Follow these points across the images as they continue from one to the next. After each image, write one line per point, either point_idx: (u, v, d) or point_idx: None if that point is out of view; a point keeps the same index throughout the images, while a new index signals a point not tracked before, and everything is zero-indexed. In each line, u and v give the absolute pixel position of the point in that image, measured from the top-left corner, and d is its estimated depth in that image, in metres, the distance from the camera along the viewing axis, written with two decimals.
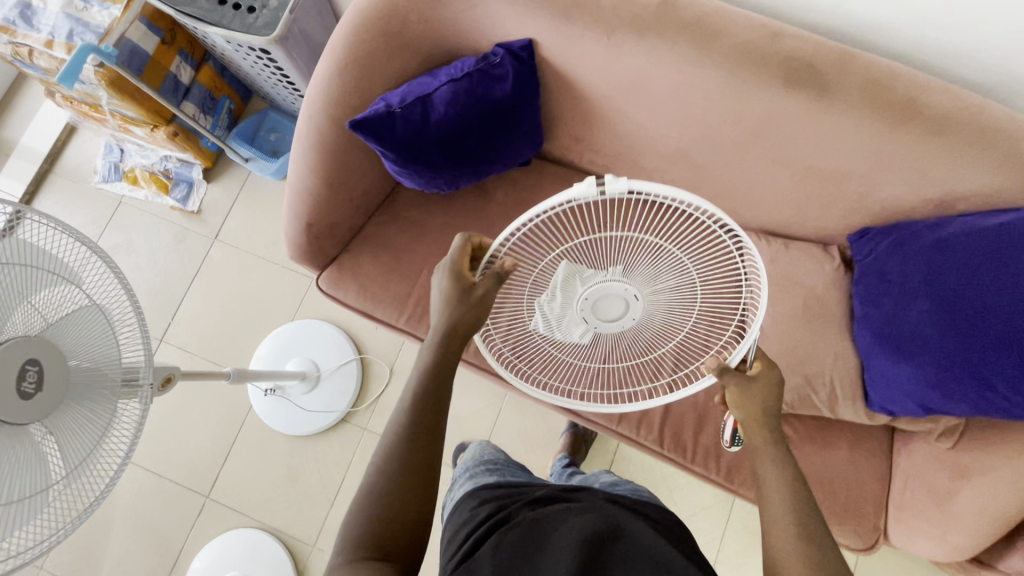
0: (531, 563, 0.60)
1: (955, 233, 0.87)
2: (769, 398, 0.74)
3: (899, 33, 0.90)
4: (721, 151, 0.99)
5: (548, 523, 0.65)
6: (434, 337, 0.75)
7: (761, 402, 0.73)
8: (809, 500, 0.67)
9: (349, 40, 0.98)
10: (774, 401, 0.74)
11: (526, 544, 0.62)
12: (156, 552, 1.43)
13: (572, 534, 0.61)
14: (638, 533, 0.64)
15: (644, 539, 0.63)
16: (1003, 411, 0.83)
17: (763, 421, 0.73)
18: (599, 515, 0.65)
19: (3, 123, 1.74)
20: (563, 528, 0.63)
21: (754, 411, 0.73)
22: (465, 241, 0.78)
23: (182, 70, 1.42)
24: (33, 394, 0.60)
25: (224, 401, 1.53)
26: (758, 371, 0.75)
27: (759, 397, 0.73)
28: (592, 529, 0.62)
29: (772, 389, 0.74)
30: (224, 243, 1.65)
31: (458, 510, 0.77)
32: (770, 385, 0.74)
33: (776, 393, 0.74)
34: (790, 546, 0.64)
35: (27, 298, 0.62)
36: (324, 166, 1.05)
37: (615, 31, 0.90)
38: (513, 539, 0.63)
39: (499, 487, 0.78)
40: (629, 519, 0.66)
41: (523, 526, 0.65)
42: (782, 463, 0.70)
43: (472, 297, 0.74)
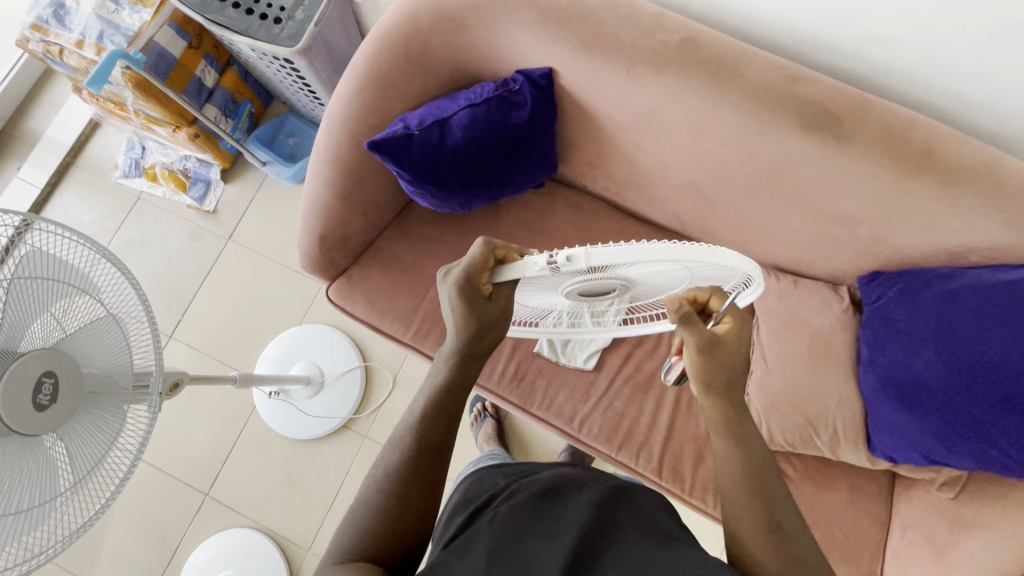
0: (534, 526, 0.60)
1: (966, 285, 0.87)
2: (736, 362, 0.67)
3: (919, 81, 0.90)
4: (735, 187, 1.00)
5: (549, 492, 0.65)
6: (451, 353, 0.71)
7: (727, 362, 0.66)
8: (773, 478, 0.62)
9: (371, 60, 0.99)
10: (738, 368, 0.67)
11: (526, 509, 0.62)
12: (153, 546, 1.45)
13: (577, 503, 0.62)
14: (642, 504, 0.64)
15: (647, 507, 0.63)
16: (1006, 468, 0.82)
17: (725, 390, 0.66)
18: (604, 488, 0.65)
19: (30, 114, 1.77)
20: (566, 497, 0.64)
21: (717, 373, 0.66)
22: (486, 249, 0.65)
23: (207, 74, 1.44)
24: (46, 405, 0.62)
25: (229, 400, 1.55)
26: (727, 329, 0.67)
27: (726, 358, 0.66)
28: (595, 496, 0.63)
29: (739, 353, 0.67)
30: (237, 243, 1.67)
31: (467, 487, 0.79)
32: (737, 343, 0.67)
33: (739, 360, 0.68)
34: (753, 530, 0.59)
35: (44, 308, 0.64)
36: (340, 180, 1.07)
37: (634, 65, 0.91)
38: (513, 505, 0.63)
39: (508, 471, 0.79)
40: (632, 490, 0.66)
41: (525, 495, 0.65)
42: (749, 448, 0.64)
43: (492, 309, 0.68)
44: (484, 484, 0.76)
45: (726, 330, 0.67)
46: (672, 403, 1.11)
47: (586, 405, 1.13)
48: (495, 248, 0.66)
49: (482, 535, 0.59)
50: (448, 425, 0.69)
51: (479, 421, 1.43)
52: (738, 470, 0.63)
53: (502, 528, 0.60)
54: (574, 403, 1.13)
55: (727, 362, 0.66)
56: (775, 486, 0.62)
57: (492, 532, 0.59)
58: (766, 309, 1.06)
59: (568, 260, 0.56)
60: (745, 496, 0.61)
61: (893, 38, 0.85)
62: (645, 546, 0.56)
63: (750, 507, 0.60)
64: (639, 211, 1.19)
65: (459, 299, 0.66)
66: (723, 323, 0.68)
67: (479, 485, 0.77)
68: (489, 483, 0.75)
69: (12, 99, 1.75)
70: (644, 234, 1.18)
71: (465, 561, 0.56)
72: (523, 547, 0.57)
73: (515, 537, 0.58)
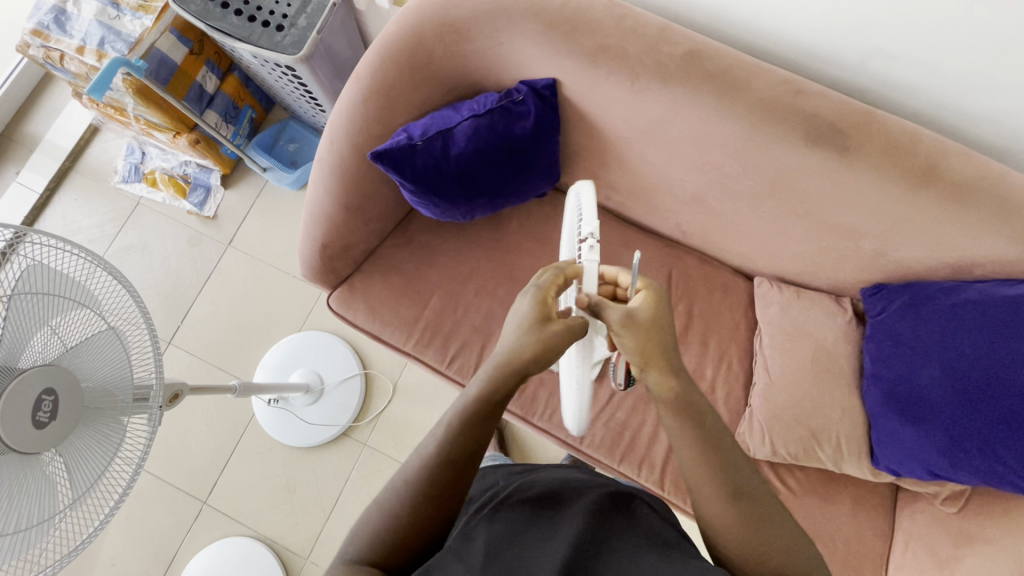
0: (532, 530, 0.59)
1: (971, 299, 0.86)
2: (663, 332, 0.66)
3: (924, 95, 0.90)
4: (739, 198, 1.00)
5: (546, 501, 0.64)
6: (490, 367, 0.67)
7: (652, 333, 0.65)
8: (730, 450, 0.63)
9: (375, 70, 0.99)
10: (668, 339, 0.66)
11: (521, 518, 0.61)
12: (149, 555, 1.44)
13: (577, 510, 0.61)
14: (641, 513, 0.63)
15: (647, 518, 0.62)
16: (1010, 483, 0.82)
17: (662, 366, 0.65)
18: (604, 495, 0.64)
19: (29, 119, 1.76)
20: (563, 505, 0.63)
21: (645, 345, 0.65)
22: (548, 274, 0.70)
23: (208, 80, 1.44)
24: (47, 423, 0.61)
25: (228, 408, 1.55)
26: (642, 303, 0.67)
27: (650, 330, 0.65)
28: (594, 506, 0.62)
29: (664, 322, 0.67)
30: (237, 249, 1.67)
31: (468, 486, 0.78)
32: (656, 310, 0.67)
33: (666, 330, 0.66)
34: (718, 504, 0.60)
35: (45, 323, 0.63)
36: (343, 189, 1.06)
37: (639, 77, 0.91)
38: (510, 514, 0.62)
39: (507, 472, 0.78)
40: (631, 500, 0.66)
41: (522, 503, 0.64)
42: (717, 441, 0.63)
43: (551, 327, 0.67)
44: (485, 484, 0.75)
45: (642, 303, 0.67)
46: None
47: (588, 416, 1.12)
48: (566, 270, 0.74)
49: (479, 537, 0.59)
50: None
51: None
52: (700, 461, 0.62)
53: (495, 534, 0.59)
54: None
55: (654, 332, 0.65)
56: (747, 476, 0.62)
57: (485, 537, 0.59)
58: (769, 320, 1.06)
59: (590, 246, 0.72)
60: (711, 488, 0.61)
61: (897, 52, 0.85)
62: (644, 555, 0.55)
63: (720, 501, 0.60)
64: (642, 221, 1.19)
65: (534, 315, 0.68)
66: (638, 298, 0.68)
67: (478, 483, 0.77)
68: (491, 483, 0.75)
69: (10, 103, 1.74)
70: (646, 244, 1.18)
71: (461, 559, 0.56)
72: (518, 547, 0.56)
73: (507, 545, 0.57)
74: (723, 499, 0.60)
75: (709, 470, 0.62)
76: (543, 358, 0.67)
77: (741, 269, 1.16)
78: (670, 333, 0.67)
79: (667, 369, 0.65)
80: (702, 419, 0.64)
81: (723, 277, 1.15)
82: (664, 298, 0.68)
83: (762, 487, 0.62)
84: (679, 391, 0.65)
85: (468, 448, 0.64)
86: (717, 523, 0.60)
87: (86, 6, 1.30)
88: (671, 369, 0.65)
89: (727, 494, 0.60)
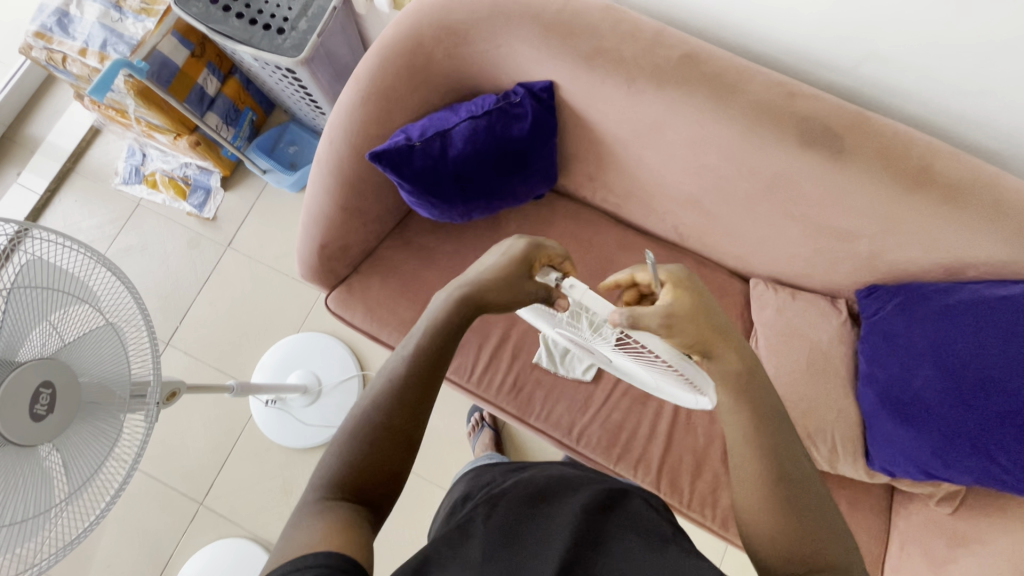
0: (533, 526, 0.59)
1: (964, 300, 0.87)
2: (708, 316, 0.65)
3: (917, 98, 0.91)
4: (734, 200, 1.01)
5: (542, 500, 0.64)
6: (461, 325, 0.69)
7: (698, 321, 0.64)
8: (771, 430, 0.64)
9: (374, 72, 1.00)
10: (721, 320, 0.66)
11: (517, 517, 0.61)
12: (145, 556, 1.43)
13: (575, 507, 0.61)
14: (637, 508, 0.63)
15: (642, 511, 0.63)
16: (1004, 483, 0.83)
17: (722, 347, 0.66)
18: (600, 492, 0.64)
19: (30, 120, 1.78)
20: (557, 505, 0.62)
21: (695, 335, 0.64)
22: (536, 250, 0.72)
23: (209, 82, 1.45)
24: (43, 416, 0.62)
25: (225, 409, 1.55)
26: (675, 298, 0.64)
27: (695, 319, 0.64)
28: (587, 505, 0.61)
29: (708, 305, 0.65)
30: (237, 251, 1.67)
31: (464, 483, 0.78)
32: (691, 299, 0.64)
33: (715, 313, 0.66)
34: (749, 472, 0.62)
35: (43, 317, 0.64)
36: (341, 190, 1.07)
37: (635, 79, 0.92)
38: (504, 512, 0.62)
39: (505, 468, 0.78)
40: (623, 496, 0.65)
41: (517, 501, 0.64)
42: (770, 418, 0.65)
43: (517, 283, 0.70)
44: (480, 480, 0.75)
45: (673, 297, 0.64)
46: (671, 415, 1.11)
47: (584, 417, 1.13)
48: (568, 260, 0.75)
49: (479, 531, 0.59)
50: None
51: (477, 432, 1.43)
52: (748, 433, 0.63)
53: (491, 532, 0.58)
54: (572, 415, 1.13)
55: (700, 319, 0.64)
56: (796, 464, 0.62)
57: (480, 535, 0.58)
58: (765, 321, 1.07)
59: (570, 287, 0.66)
60: (754, 461, 0.62)
61: (890, 56, 0.86)
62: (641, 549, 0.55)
63: (761, 475, 0.61)
64: (639, 223, 1.19)
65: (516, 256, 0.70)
66: (667, 294, 0.64)
67: (475, 479, 0.76)
68: (486, 480, 0.74)
69: (12, 105, 1.75)
70: (643, 246, 1.19)
71: (461, 552, 0.56)
72: (519, 544, 0.56)
73: (503, 543, 0.57)
74: (767, 476, 0.61)
75: (756, 446, 0.63)
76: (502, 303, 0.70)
77: (736, 270, 1.16)
78: (724, 317, 0.67)
79: (728, 350, 0.66)
80: (758, 401, 0.65)
81: (718, 279, 1.15)
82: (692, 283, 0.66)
83: (811, 477, 0.62)
84: (740, 371, 0.66)
85: None
86: (752, 495, 0.61)
87: (89, 9, 1.32)
88: (732, 350, 0.66)
89: (771, 473, 0.61)
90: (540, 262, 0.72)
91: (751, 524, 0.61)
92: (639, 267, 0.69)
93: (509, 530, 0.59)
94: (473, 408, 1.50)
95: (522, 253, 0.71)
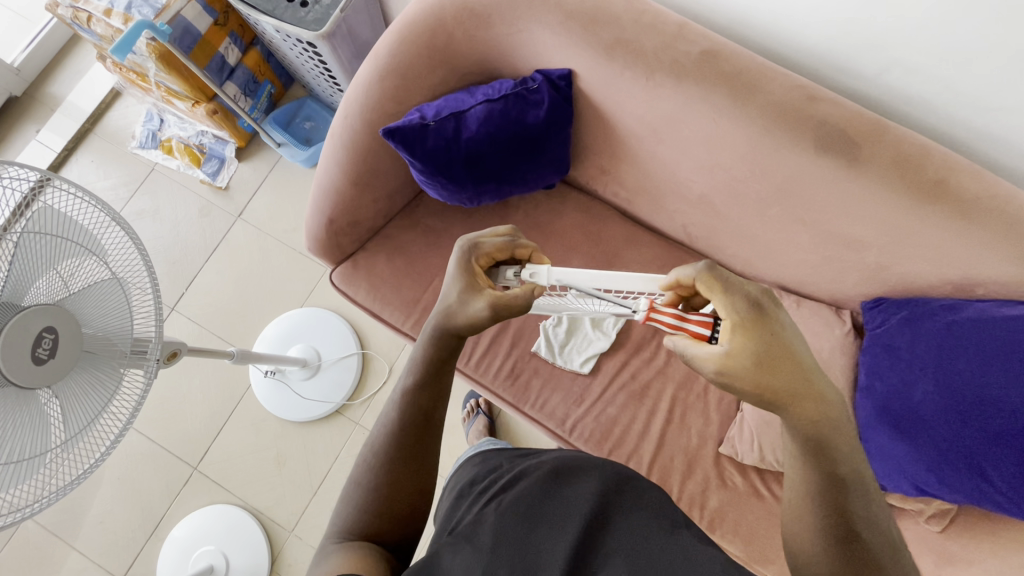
0: (543, 514, 0.57)
1: (970, 317, 0.86)
2: (779, 346, 0.57)
3: (940, 111, 0.90)
4: (745, 202, 1.00)
5: (548, 490, 0.60)
6: (444, 324, 0.69)
7: (761, 372, 0.56)
8: (820, 461, 0.57)
9: (394, 49, 1.00)
10: (801, 350, 0.59)
11: (518, 514, 0.57)
12: (138, 516, 1.46)
13: (584, 495, 0.59)
14: (646, 490, 0.62)
15: (651, 493, 0.61)
16: (995, 503, 0.81)
17: (793, 405, 0.57)
18: (608, 475, 0.62)
19: (52, 80, 1.79)
20: (564, 499, 0.59)
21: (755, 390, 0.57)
22: (474, 254, 0.69)
23: (230, 51, 1.45)
24: (45, 361, 0.63)
25: (225, 377, 1.56)
26: (735, 340, 0.57)
27: (755, 368, 0.56)
28: (593, 506, 0.57)
29: (783, 335, 0.58)
30: (247, 222, 1.68)
31: (472, 465, 0.76)
32: (767, 333, 0.57)
33: (798, 338, 0.59)
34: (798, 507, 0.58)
35: (51, 266, 0.65)
36: (353, 166, 1.08)
37: (654, 73, 0.91)
38: (507, 506, 0.58)
39: (518, 451, 0.76)
40: (632, 478, 0.63)
41: (520, 492, 0.60)
42: (824, 449, 0.57)
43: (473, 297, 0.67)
44: (488, 464, 0.72)
45: (732, 339, 0.58)
46: (666, 414, 1.11)
47: (579, 409, 1.13)
48: (518, 238, 0.72)
49: (487, 521, 0.57)
50: (427, 414, 0.68)
51: (472, 418, 1.44)
52: (802, 491, 0.58)
53: (492, 534, 0.55)
54: (567, 406, 1.14)
55: (764, 366, 0.56)
56: (857, 492, 0.57)
57: (480, 540, 0.55)
58: None
59: (532, 277, 0.70)
60: (810, 520, 0.56)
61: (915, 65, 0.85)
62: (650, 534, 0.55)
63: (826, 534, 0.55)
64: (649, 220, 1.19)
65: (461, 269, 0.68)
66: (725, 336, 0.58)
67: (484, 462, 0.74)
68: (493, 465, 0.71)
69: (36, 62, 1.77)
70: (650, 243, 1.18)
71: (471, 546, 0.55)
72: (529, 533, 0.55)
73: (504, 549, 0.54)
74: (831, 536, 0.55)
75: (813, 500, 0.57)
76: (471, 326, 0.67)
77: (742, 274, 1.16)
78: (794, 349, 0.58)
79: (801, 405, 0.57)
80: (835, 458, 0.57)
81: None
82: (768, 310, 0.59)
83: (887, 520, 0.56)
84: (820, 421, 0.57)
85: (429, 403, 0.68)
86: (811, 557, 0.56)
87: None
88: (805, 396, 0.57)
89: (837, 534, 0.55)
90: (482, 266, 0.70)
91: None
92: (703, 280, 0.60)
93: (521, 516, 0.57)
94: (469, 395, 1.51)
95: (459, 266, 0.68)
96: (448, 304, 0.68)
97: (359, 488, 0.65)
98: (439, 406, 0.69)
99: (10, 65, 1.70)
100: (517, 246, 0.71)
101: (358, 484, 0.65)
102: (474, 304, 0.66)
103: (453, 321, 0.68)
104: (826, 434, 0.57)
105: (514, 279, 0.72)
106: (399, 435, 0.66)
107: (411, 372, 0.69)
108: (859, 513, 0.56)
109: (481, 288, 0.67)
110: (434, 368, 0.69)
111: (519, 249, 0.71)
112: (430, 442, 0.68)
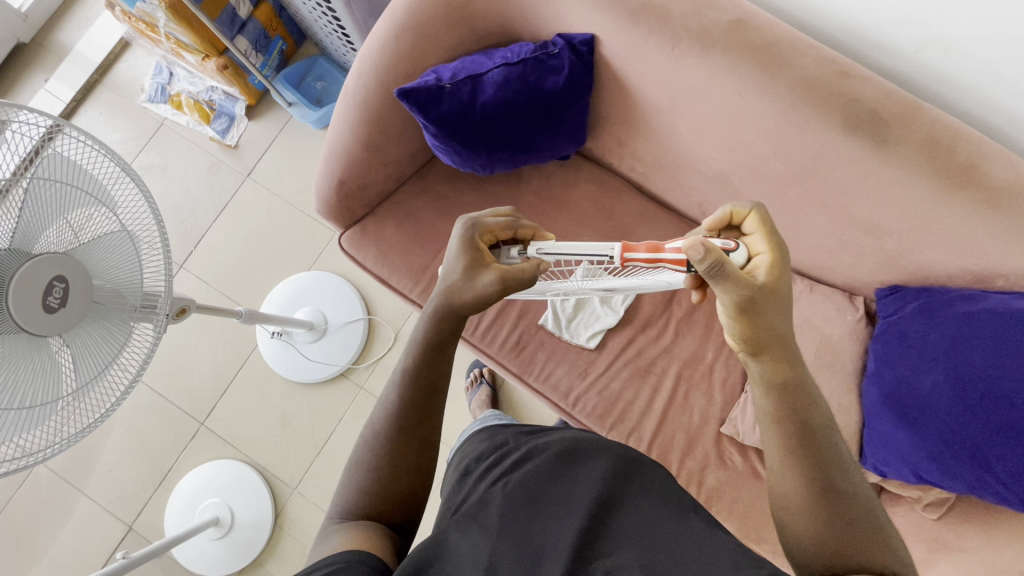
0: (551, 493, 0.58)
1: (989, 308, 0.83)
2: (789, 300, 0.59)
3: (976, 95, 0.86)
4: (765, 183, 0.97)
5: (556, 472, 0.60)
6: (448, 295, 0.68)
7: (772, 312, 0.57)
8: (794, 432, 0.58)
9: (411, 6, 0.97)
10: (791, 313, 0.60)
11: (526, 495, 0.58)
12: (147, 466, 1.49)
13: (593, 478, 0.58)
14: (653, 472, 0.61)
15: (659, 477, 0.61)
16: (997, 496, 0.79)
17: (771, 351, 0.59)
18: (617, 457, 0.62)
19: (61, 27, 1.75)
20: (573, 484, 0.58)
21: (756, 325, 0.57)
22: (475, 232, 0.67)
23: (242, 4, 1.40)
24: (56, 309, 0.63)
25: (232, 337, 1.57)
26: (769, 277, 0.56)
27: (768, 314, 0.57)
28: (600, 489, 0.57)
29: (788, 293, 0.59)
30: (256, 181, 1.67)
31: (478, 440, 0.76)
32: (782, 288, 0.57)
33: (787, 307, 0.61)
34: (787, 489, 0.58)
35: (61, 215, 0.64)
36: (365, 127, 1.06)
37: (680, 41, 0.88)
38: (515, 484, 0.59)
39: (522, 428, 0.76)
40: (641, 462, 0.63)
41: (529, 473, 0.60)
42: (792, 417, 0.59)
43: (472, 273, 0.66)
44: (494, 441, 0.73)
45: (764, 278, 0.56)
46: (669, 392, 1.11)
47: (582, 383, 1.13)
48: (520, 218, 0.70)
49: (495, 500, 0.58)
50: (431, 379, 0.68)
51: (475, 387, 1.46)
52: (782, 457, 0.58)
53: (498, 514, 0.56)
54: (571, 379, 1.14)
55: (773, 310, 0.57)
56: (837, 464, 0.57)
57: (488, 518, 0.56)
58: None
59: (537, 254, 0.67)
60: (794, 486, 0.57)
61: (955, 45, 0.81)
62: (657, 518, 0.55)
63: (817, 518, 0.55)
64: (663, 196, 1.16)
65: (463, 246, 0.67)
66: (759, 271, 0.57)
67: (489, 438, 0.74)
68: (499, 441, 0.72)
69: (44, 8, 1.72)
70: (663, 220, 1.16)
71: (478, 524, 0.55)
72: (536, 513, 0.55)
73: (511, 530, 0.54)
74: (808, 486, 0.56)
75: (797, 468, 0.57)
76: (480, 304, 0.66)
77: None
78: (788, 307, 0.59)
79: (777, 354, 0.59)
80: (809, 427, 0.58)
81: None
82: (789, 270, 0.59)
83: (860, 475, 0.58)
84: (785, 375, 0.60)
85: (434, 371, 0.69)
86: (804, 540, 0.55)
87: None
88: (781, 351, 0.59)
89: (827, 517, 0.54)
90: (485, 245, 0.68)
91: (805, 553, 0.55)
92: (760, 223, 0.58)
93: (529, 497, 0.57)
94: (474, 365, 1.52)
95: (460, 241, 0.67)
96: (454, 280, 0.67)
97: (367, 451, 0.66)
98: (446, 378, 0.70)
99: (17, 10, 1.66)
100: (519, 227, 0.69)
101: (367, 447, 0.66)
102: (483, 279, 0.65)
103: (459, 297, 0.67)
104: (797, 399, 0.59)
105: (520, 257, 0.69)
106: (407, 400, 0.67)
107: (421, 337, 0.70)
108: (841, 487, 0.56)
109: (484, 263, 0.66)
110: (441, 338, 0.70)
111: (521, 229, 0.70)
112: (437, 409, 0.68)
